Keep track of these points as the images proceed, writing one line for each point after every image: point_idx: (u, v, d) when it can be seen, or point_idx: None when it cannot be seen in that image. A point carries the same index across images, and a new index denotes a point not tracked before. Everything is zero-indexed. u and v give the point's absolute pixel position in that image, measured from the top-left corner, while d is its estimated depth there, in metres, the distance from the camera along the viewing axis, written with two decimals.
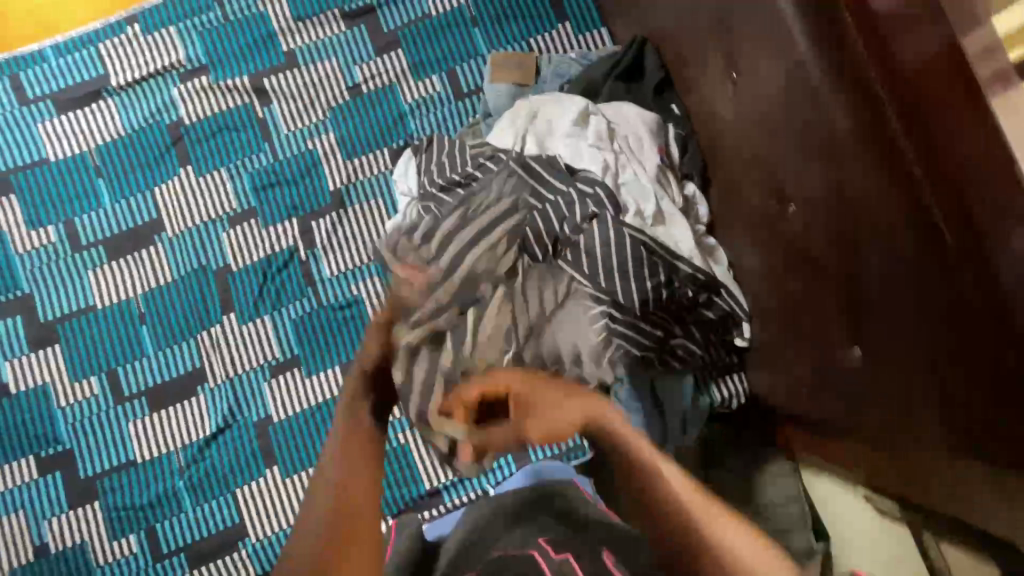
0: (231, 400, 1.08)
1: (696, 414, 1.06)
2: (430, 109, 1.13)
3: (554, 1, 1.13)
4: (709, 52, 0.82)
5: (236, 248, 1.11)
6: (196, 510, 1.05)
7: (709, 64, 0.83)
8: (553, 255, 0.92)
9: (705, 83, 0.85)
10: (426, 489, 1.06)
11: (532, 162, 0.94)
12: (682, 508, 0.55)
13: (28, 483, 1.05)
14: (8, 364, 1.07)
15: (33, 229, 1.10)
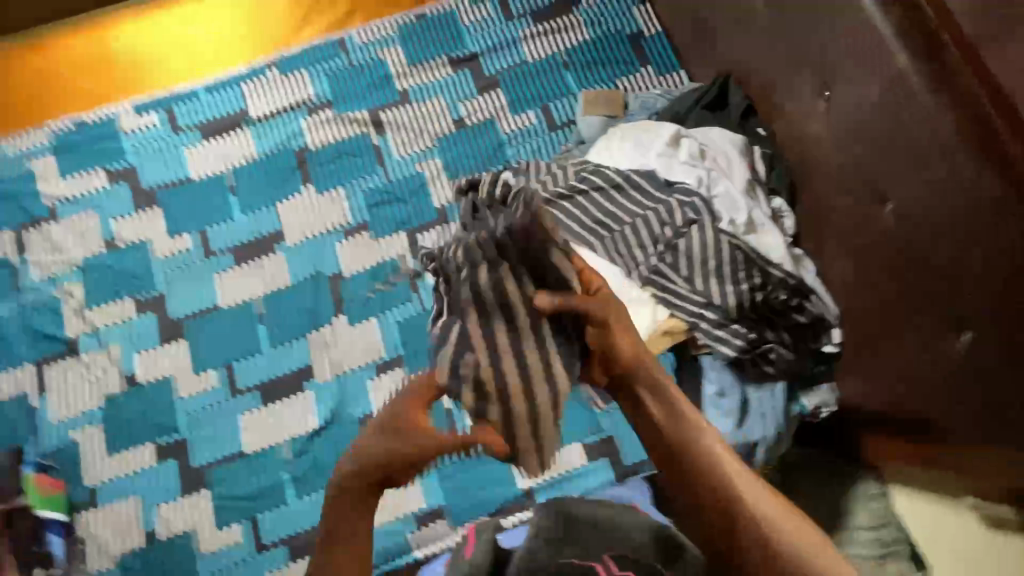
0: (337, 397, 1.15)
1: (785, 422, 1.08)
2: (526, 138, 1.26)
3: (638, 49, 1.29)
4: (803, 81, 0.95)
5: (349, 257, 1.22)
6: (298, 502, 1.10)
7: (802, 92, 0.95)
8: (653, 256, 1.01)
9: (798, 108, 0.97)
10: (521, 490, 1.10)
11: (631, 175, 1.04)
12: (733, 501, 0.69)
13: (147, 469, 1.12)
14: (138, 356, 1.17)
15: (174, 236, 1.23)
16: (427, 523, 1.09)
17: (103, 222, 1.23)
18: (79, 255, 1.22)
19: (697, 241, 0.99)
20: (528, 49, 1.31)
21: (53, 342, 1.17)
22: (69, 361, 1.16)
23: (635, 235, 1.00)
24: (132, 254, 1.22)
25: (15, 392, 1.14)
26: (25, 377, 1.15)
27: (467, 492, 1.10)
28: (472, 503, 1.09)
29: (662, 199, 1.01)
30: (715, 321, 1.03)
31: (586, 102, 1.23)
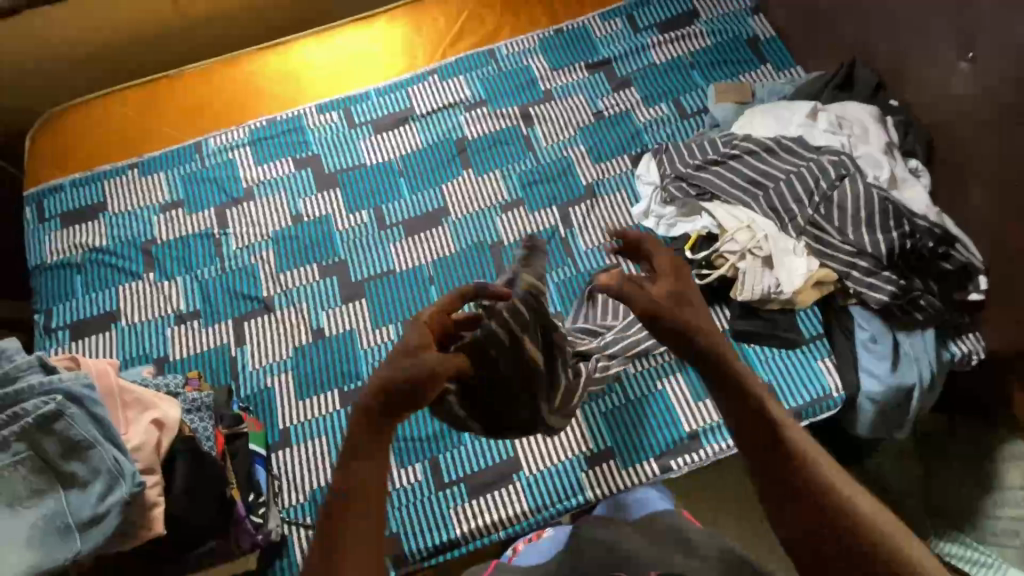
0: None
1: (938, 368, 1.12)
2: (661, 125, 1.42)
3: (757, 49, 1.46)
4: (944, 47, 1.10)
5: (508, 228, 1.36)
6: (473, 443, 1.17)
7: (942, 58, 1.11)
8: (806, 208, 1.14)
9: (938, 73, 1.13)
10: (686, 433, 1.15)
11: (778, 143, 1.21)
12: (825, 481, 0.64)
13: (332, 413, 1.22)
14: (324, 313, 1.30)
15: (352, 212, 1.40)
16: (595, 466, 1.14)
17: (292, 201, 1.42)
18: (272, 228, 1.39)
19: (849, 192, 1.13)
20: (656, 53, 1.50)
21: (251, 300, 1.32)
22: (265, 317, 1.30)
23: (786, 191, 1.16)
24: (316, 226, 1.39)
25: (218, 342, 1.28)
26: (227, 330, 1.29)
27: (631, 435, 1.15)
28: (636, 446, 1.15)
29: (811, 158, 1.17)
30: (869, 267, 1.11)
31: (718, 92, 1.39)
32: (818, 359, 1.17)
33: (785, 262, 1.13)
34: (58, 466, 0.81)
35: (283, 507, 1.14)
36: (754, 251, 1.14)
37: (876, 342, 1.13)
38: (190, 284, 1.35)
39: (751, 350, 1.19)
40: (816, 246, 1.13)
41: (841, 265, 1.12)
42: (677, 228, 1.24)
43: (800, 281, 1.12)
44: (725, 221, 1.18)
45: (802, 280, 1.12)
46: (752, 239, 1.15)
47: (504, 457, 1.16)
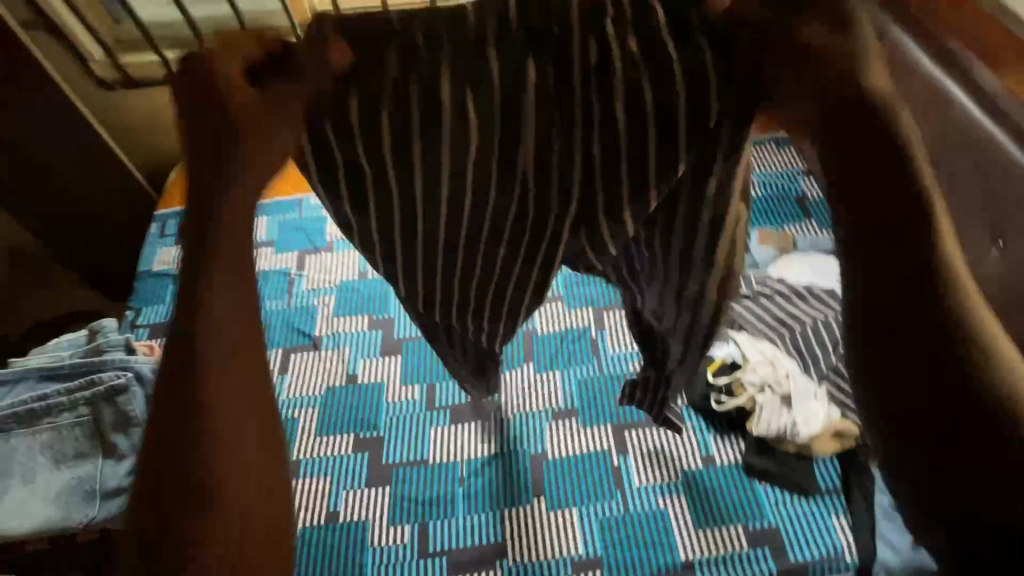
0: (516, 432, 1.29)
1: None
2: None
3: (804, 206, 1.58)
4: (977, 241, 1.16)
5: (544, 319, 1.46)
6: (465, 517, 1.18)
7: (975, 250, 1.16)
8: (828, 355, 1.18)
9: (972, 264, 1.17)
10: (680, 560, 1.10)
11: (808, 290, 1.28)
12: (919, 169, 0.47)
13: (342, 455, 1.28)
14: (362, 361, 1.42)
15: None
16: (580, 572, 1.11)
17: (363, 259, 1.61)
18: (339, 278, 1.58)
19: None
20: None
21: (303, 336, 1.47)
22: (310, 353, 1.44)
23: (810, 335, 1.22)
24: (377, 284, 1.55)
25: None
26: (274, 357, 1.43)
27: (623, 549, 1.12)
28: (628, 562, 1.11)
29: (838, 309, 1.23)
30: None
31: (761, 236, 1.49)
32: (832, 516, 1.12)
33: (804, 403, 1.14)
34: (106, 435, 0.92)
35: None
36: (772, 388, 1.17)
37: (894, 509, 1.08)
38: (257, 311, 1.52)
39: (762, 489, 1.16)
40: (838, 395, 1.15)
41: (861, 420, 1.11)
42: (701, 349, 1.27)
43: (815, 425, 1.13)
44: (749, 352, 1.22)
45: (818, 425, 1.13)
46: (774, 374, 1.18)
47: (491, 540, 1.15)
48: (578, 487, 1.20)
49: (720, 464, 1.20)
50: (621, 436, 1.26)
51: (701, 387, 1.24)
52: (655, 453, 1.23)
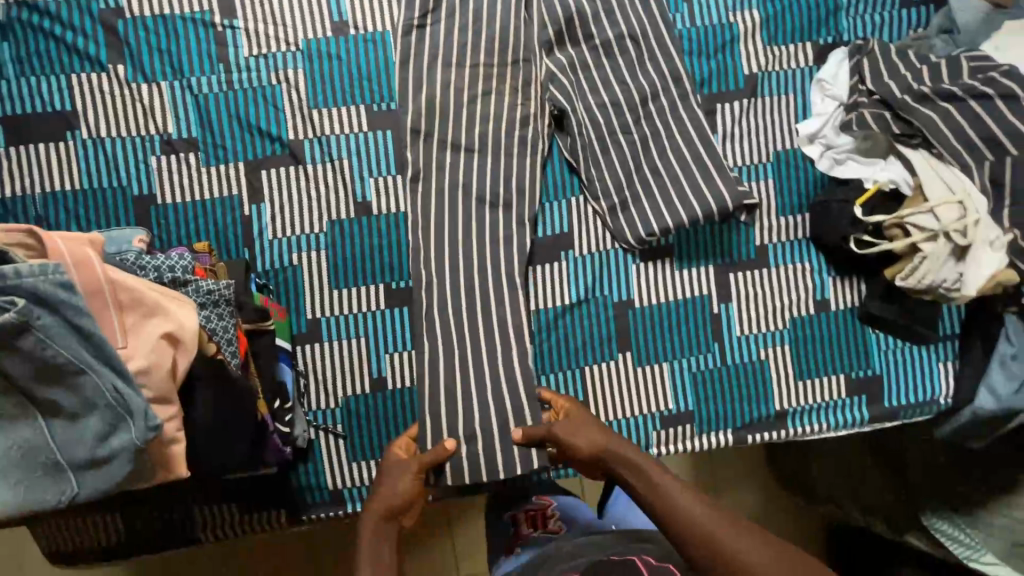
0: (594, 276, 1.01)
1: None
2: (870, 9, 1.01)
3: None
4: None
5: (633, 112, 0.99)
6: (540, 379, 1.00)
7: None
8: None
9: None
10: (774, 411, 1.02)
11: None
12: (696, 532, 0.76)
13: (374, 312, 0.99)
14: (371, 181, 0.97)
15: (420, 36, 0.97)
16: (669, 427, 1.01)
17: None
18: (301, 34, 0.96)
19: None
20: None
21: (270, 141, 0.96)
22: (290, 168, 0.97)
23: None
24: (364, 47, 0.97)
25: (227, 194, 0.96)
26: (236, 178, 0.96)
27: (717, 403, 1.01)
28: (718, 414, 1.02)
29: None
30: None
31: None
32: (939, 362, 1.04)
33: (966, 249, 0.89)
34: (30, 392, 0.57)
35: (310, 408, 0.98)
36: (932, 235, 0.89)
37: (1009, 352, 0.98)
38: (179, 97, 0.95)
39: (872, 335, 1.03)
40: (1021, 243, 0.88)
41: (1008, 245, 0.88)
42: (843, 167, 0.98)
43: (969, 276, 0.89)
44: (928, 185, 0.90)
45: (973, 275, 0.88)
46: (942, 208, 0.88)
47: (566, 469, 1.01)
48: (670, 339, 1.01)
49: (834, 309, 1.03)
50: (724, 278, 1.02)
51: (845, 226, 0.95)
52: (758, 297, 1.02)
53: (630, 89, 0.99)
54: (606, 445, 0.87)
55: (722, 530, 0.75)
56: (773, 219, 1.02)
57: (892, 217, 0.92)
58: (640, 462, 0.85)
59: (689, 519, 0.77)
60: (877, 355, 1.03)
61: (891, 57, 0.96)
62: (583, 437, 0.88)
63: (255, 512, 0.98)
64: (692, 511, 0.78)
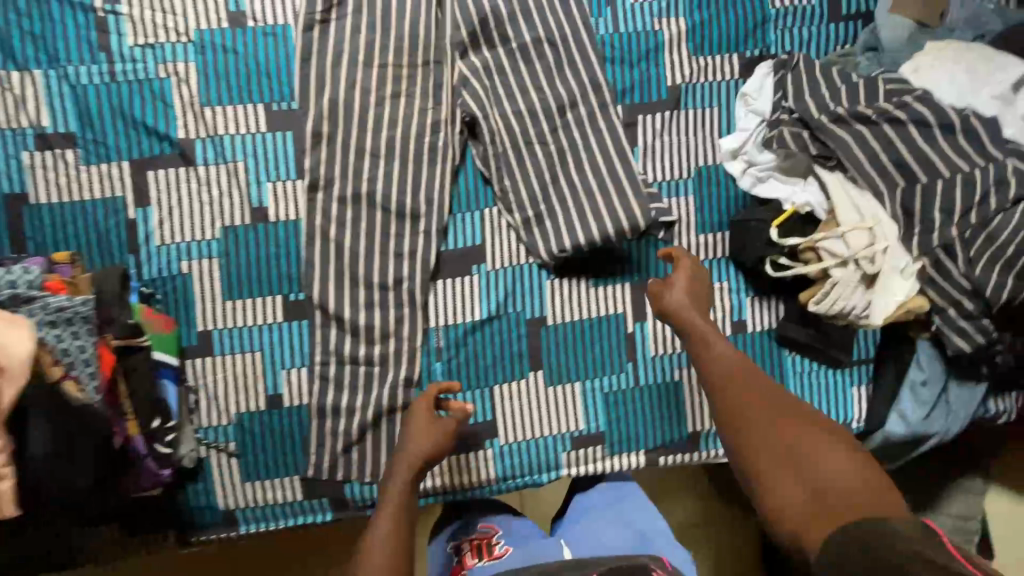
0: (506, 291, 0.97)
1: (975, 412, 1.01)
2: (797, 23, 0.98)
3: None
4: None
5: (550, 121, 0.95)
6: (447, 398, 0.97)
7: None
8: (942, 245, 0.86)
9: None
10: (687, 433, 1.01)
11: (952, 120, 0.84)
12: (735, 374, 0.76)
13: (271, 325, 0.93)
14: (268, 186, 0.91)
15: (321, 30, 0.90)
16: (580, 447, 0.99)
17: None
18: (191, 24, 0.89)
19: (1014, 220, 0.83)
20: None
21: (158, 139, 0.89)
22: (179, 170, 0.90)
23: (934, 197, 0.84)
24: (262, 41, 0.90)
25: (109, 196, 0.89)
26: (119, 178, 0.89)
27: (628, 424, 1.00)
28: (630, 435, 1.00)
29: (985, 165, 0.83)
30: (961, 311, 0.89)
31: None
32: (854, 386, 1.03)
33: (875, 277, 0.87)
34: None
35: (200, 425, 0.93)
36: (843, 261, 0.88)
37: (917, 377, 0.98)
38: (55, 87, 0.87)
39: (788, 358, 1.02)
40: (931, 271, 0.87)
41: (912, 274, 0.87)
42: (765, 185, 0.94)
43: (877, 305, 0.88)
44: (841, 209, 0.88)
45: (880, 304, 0.87)
46: (851, 234, 0.87)
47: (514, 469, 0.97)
48: (584, 358, 0.98)
49: (750, 331, 1.01)
50: (641, 296, 0.99)
51: (760, 248, 0.93)
52: None
53: (547, 98, 0.94)
54: (686, 308, 0.85)
55: (772, 417, 0.72)
56: (692, 237, 0.99)
57: (806, 241, 0.89)
58: (703, 325, 0.83)
59: (726, 383, 0.76)
60: (792, 379, 1.02)
61: (813, 75, 0.93)
62: (680, 290, 0.86)
63: (142, 534, 0.93)
64: (734, 390, 0.75)
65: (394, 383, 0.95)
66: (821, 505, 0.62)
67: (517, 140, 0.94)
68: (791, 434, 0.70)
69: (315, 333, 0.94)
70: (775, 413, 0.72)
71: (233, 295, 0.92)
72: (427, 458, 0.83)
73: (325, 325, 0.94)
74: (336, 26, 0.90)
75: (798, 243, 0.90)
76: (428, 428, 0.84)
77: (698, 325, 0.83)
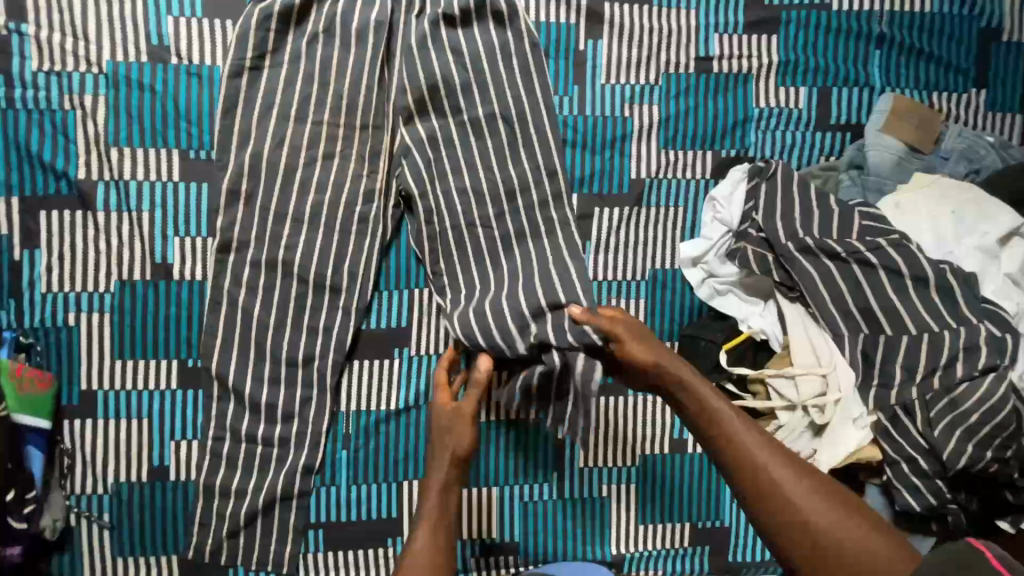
0: (428, 380, 0.89)
1: None
2: (781, 126, 0.90)
3: (980, 59, 0.90)
4: None
5: (498, 203, 0.86)
6: (350, 489, 0.88)
7: None
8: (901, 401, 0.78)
9: None
10: (609, 554, 0.92)
11: (927, 271, 0.77)
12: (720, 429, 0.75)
13: (163, 391, 0.84)
14: (174, 241, 0.83)
15: (251, 77, 0.81)
16: (490, 558, 0.91)
17: (152, 15, 0.80)
18: (106, 54, 0.80)
19: (982, 388, 0.75)
20: None
21: (55, 177, 0.80)
22: (75, 213, 0.81)
23: (897, 352, 0.78)
24: (184, 82, 0.81)
25: None
26: (6, 216, 0.80)
27: (547, 536, 0.91)
28: (548, 549, 0.91)
29: (957, 327, 0.76)
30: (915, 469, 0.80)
31: (891, 113, 0.86)
32: None
33: (824, 425, 0.79)
34: None
35: (73, 492, 0.83)
36: (791, 405, 0.80)
37: None
38: None
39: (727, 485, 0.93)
40: (885, 425, 0.79)
41: (865, 428, 0.79)
42: (723, 299, 0.86)
43: (823, 453, 0.79)
44: (796, 347, 0.80)
45: (826, 455, 0.79)
46: (804, 377, 0.79)
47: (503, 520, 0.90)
48: (505, 461, 0.90)
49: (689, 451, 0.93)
50: None
51: (707, 370, 0.85)
52: (609, 427, 0.92)
53: (497, 178, 0.86)
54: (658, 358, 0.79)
55: (766, 461, 0.72)
56: None
57: (755, 373, 0.82)
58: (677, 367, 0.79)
59: (719, 434, 0.75)
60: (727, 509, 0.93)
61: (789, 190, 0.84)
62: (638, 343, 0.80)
63: None
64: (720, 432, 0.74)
65: (290, 471, 0.86)
66: (816, 556, 0.67)
67: (458, 219, 0.86)
68: (786, 478, 0.71)
69: (211, 404, 0.85)
70: (769, 457, 0.72)
71: (121, 354, 0.83)
72: (461, 452, 0.79)
73: (223, 397, 0.85)
74: (269, 74, 0.81)
75: (746, 374, 0.82)
76: (454, 418, 0.81)
77: (675, 372, 0.78)
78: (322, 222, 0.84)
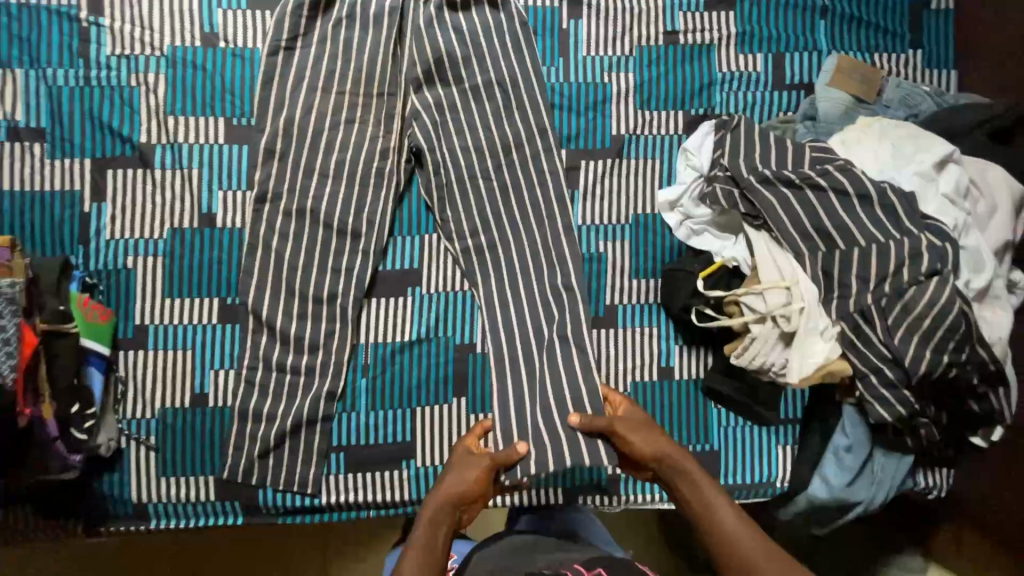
0: (438, 315, 0.99)
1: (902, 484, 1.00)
2: (742, 87, 1.03)
3: (913, 24, 1.03)
4: None
5: (496, 157, 0.99)
6: (368, 414, 0.98)
7: None
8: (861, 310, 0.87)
9: None
10: (607, 475, 1.00)
11: (871, 192, 0.88)
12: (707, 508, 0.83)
13: (205, 325, 0.96)
14: (219, 193, 0.96)
15: (286, 56, 0.96)
16: None
17: (205, 8, 0.96)
18: (167, 40, 0.96)
19: (928, 293, 0.85)
20: None
21: (120, 141, 0.95)
22: (136, 170, 0.95)
23: (852, 266, 0.87)
24: (230, 61, 0.96)
25: (68, 189, 0.94)
26: (79, 174, 0.94)
27: None
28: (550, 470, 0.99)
29: (901, 239, 0.86)
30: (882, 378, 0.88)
31: (837, 70, 0.99)
32: (779, 444, 1.02)
33: (793, 335, 0.88)
34: None
35: (123, 416, 0.94)
36: (762, 317, 0.89)
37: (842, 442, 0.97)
38: (33, 86, 0.93)
39: (714, 409, 1.01)
40: (850, 335, 0.88)
41: (831, 336, 0.88)
42: (699, 237, 0.97)
43: (794, 361, 0.88)
44: (763, 267, 0.91)
45: (797, 362, 0.88)
46: (772, 291, 0.89)
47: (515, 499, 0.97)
48: None
49: (677, 378, 1.01)
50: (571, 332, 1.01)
51: (686, 296, 0.95)
52: (603, 356, 1.01)
53: (495, 136, 0.99)
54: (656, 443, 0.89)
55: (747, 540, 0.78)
56: (626, 280, 1.01)
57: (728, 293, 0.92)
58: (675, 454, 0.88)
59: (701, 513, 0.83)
60: (716, 433, 1.01)
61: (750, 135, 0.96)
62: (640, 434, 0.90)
63: (49, 521, 0.93)
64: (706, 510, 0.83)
65: (314, 396, 0.96)
66: None
67: (462, 171, 0.99)
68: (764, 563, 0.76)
69: (246, 338, 0.96)
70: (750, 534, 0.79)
71: (171, 292, 0.95)
72: (468, 496, 0.87)
73: (257, 332, 0.96)
74: (301, 53, 0.96)
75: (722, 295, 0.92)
76: (468, 461, 0.89)
77: (671, 459, 0.88)
78: (345, 176, 0.97)
